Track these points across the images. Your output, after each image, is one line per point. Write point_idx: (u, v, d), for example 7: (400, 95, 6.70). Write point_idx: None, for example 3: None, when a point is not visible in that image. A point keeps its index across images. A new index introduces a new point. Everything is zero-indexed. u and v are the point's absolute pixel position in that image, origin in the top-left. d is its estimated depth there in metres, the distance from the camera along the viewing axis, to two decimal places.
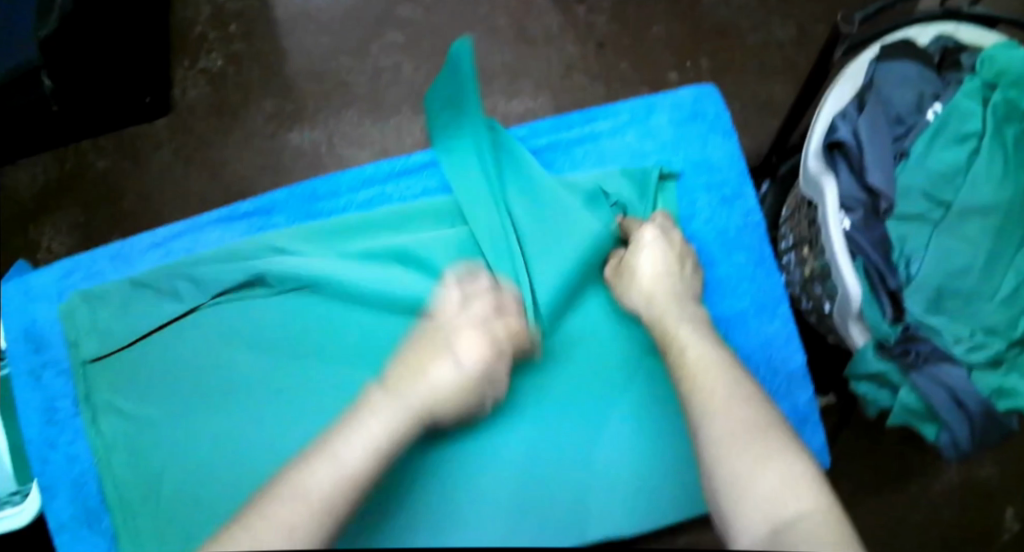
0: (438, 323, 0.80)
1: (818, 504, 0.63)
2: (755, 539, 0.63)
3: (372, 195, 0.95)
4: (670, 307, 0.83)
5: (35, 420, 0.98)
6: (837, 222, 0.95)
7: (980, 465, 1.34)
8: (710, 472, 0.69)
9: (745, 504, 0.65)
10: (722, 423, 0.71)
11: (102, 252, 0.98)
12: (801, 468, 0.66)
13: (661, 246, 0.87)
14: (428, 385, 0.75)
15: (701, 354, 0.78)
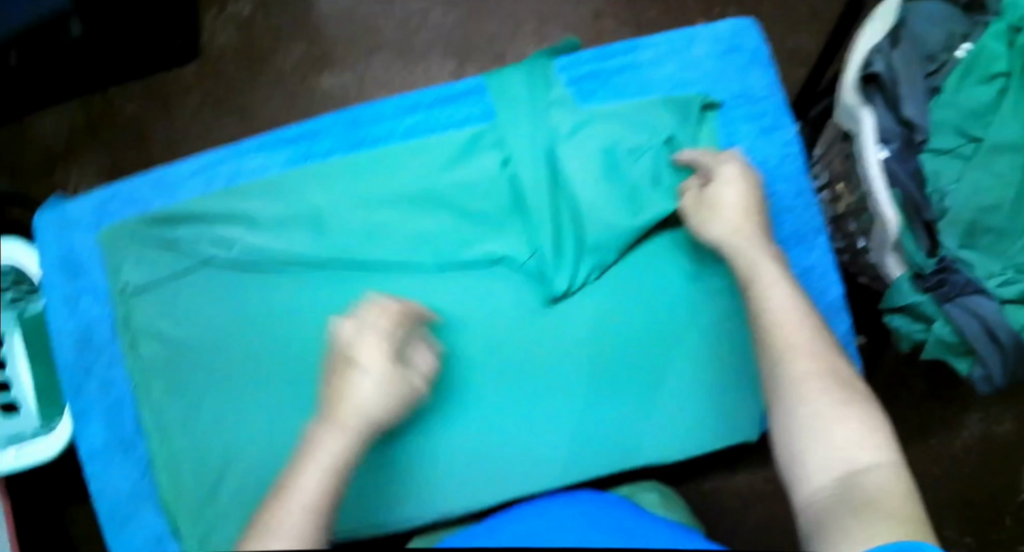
0: (338, 354, 0.74)
1: (890, 458, 0.67)
2: (825, 484, 0.67)
3: (420, 122, 0.90)
4: (744, 250, 0.79)
5: (69, 347, 0.97)
6: (873, 151, 0.94)
7: (999, 422, 1.40)
8: (786, 411, 0.72)
9: (815, 451, 0.68)
10: (804, 365, 0.72)
11: (143, 178, 0.94)
12: (876, 422, 0.69)
13: (737, 189, 0.81)
14: (360, 405, 0.72)
15: (780, 288, 0.77)
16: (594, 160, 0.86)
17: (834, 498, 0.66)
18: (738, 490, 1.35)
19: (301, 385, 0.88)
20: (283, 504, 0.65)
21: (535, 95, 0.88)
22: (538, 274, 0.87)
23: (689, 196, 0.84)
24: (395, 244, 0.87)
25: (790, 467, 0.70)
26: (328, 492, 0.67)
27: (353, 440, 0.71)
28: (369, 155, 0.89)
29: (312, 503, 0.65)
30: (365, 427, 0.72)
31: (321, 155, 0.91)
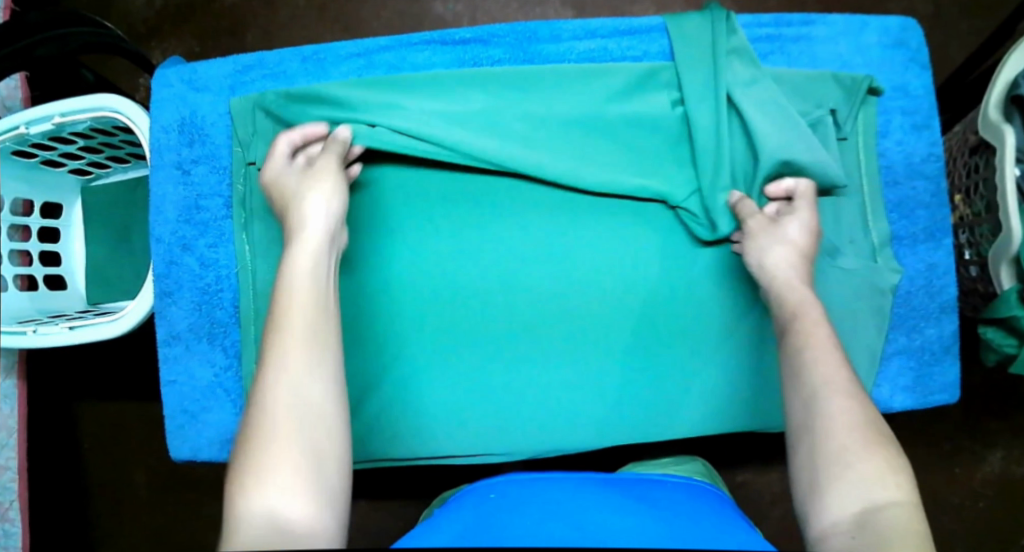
0: (292, 184, 0.82)
1: (906, 501, 0.65)
2: (840, 521, 0.66)
3: (597, 49, 0.91)
4: (797, 287, 0.79)
5: (169, 216, 0.93)
6: (1009, 166, 0.95)
7: (1021, 464, 1.35)
8: (807, 445, 0.70)
9: (836, 485, 0.67)
10: (835, 399, 0.71)
11: (293, 52, 0.92)
12: (900, 465, 0.67)
13: (804, 228, 0.83)
14: (311, 211, 0.78)
15: (817, 326, 0.76)
16: (764, 112, 0.88)
17: (848, 535, 0.65)
18: (771, 488, 1.27)
19: (428, 291, 0.89)
20: (269, 419, 0.66)
21: (713, 43, 0.89)
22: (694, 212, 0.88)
23: (755, 222, 0.84)
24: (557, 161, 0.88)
25: (808, 500, 0.69)
26: (301, 399, 0.67)
27: (317, 254, 0.76)
28: (543, 71, 0.90)
29: (282, 406, 0.66)
30: (319, 309, 0.72)
31: (491, 63, 0.91)
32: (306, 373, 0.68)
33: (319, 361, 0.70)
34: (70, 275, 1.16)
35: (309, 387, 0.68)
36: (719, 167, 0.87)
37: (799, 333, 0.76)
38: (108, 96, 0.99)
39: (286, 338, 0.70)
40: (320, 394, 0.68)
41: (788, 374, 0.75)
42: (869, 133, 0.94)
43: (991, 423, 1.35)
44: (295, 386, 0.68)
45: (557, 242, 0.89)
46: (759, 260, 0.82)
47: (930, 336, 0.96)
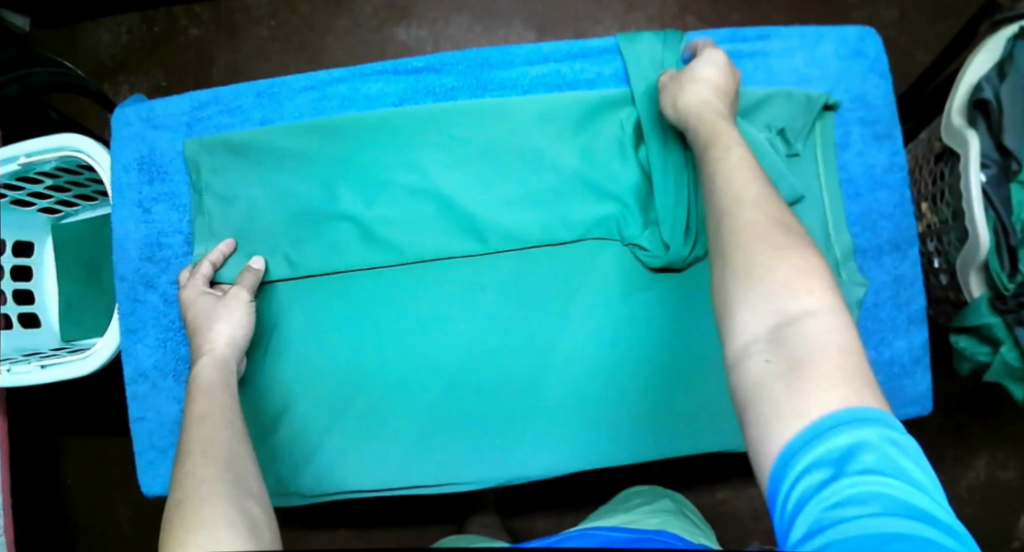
0: (196, 308, 0.84)
1: (829, 321, 0.63)
2: (756, 341, 0.64)
3: (549, 74, 0.91)
4: (717, 117, 0.80)
5: (131, 254, 0.93)
6: (976, 172, 0.95)
7: (1005, 468, 1.35)
8: (728, 263, 0.68)
9: (754, 292, 0.65)
10: (746, 212, 0.70)
11: (248, 88, 0.92)
12: (825, 286, 0.65)
13: (718, 69, 0.84)
14: (217, 334, 0.82)
15: (737, 166, 0.74)
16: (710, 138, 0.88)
17: (765, 356, 0.62)
18: (753, 503, 1.26)
19: (389, 322, 0.89)
20: (195, 490, 0.67)
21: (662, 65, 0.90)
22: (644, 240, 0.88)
23: (670, 84, 0.85)
24: (506, 190, 0.89)
25: (725, 321, 0.67)
26: (224, 474, 0.69)
27: (223, 364, 0.81)
28: (496, 103, 0.89)
29: (207, 480, 0.68)
30: (228, 397, 0.78)
31: (443, 92, 0.91)
32: (227, 455, 0.71)
33: (228, 419, 0.75)
34: (43, 312, 1.14)
35: (230, 469, 0.70)
36: (670, 192, 0.87)
37: (716, 161, 0.75)
38: (73, 136, 0.99)
39: (205, 429, 0.73)
40: (244, 472, 0.70)
41: (705, 189, 0.75)
42: (827, 145, 0.94)
43: (974, 428, 1.35)
44: (206, 439, 0.72)
45: (519, 270, 0.89)
46: (682, 104, 0.83)
47: (900, 347, 0.95)
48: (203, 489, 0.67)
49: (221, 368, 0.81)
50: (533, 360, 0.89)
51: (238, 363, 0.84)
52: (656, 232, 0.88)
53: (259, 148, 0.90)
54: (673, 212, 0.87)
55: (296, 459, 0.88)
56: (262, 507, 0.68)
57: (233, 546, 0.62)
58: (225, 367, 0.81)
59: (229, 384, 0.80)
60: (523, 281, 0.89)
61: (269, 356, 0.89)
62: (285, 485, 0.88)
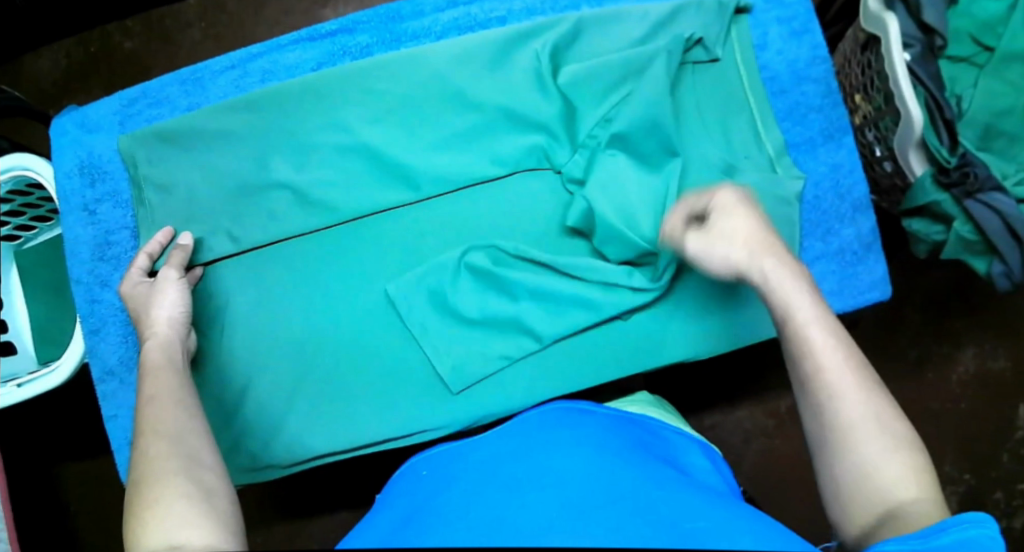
0: (136, 298, 0.85)
1: (933, 498, 0.63)
2: (868, 522, 0.64)
3: (461, 17, 0.94)
4: (783, 267, 0.76)
5: (84, 256, 0.95)
6: (898, 51, 0.94)
7: (994, 358, 1.35)
8: (827, 452, 0.68)
9: (857, 482, 0.65)
10: (853, 410, 0.67)
11: (172, 77, 0.94)
12: (917, 448, 0.65)
13: (743, 223, 0.78)
14: (159, 316, 0.83)
15: (815, 327, 0.71)
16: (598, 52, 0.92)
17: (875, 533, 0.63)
18: (742, 426, 1.28)
19: (337, 283, 0.91)
20: (150, 469, 0.67)
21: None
22: (575, 178, 0.91)
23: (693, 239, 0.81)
24: (432, 135, 0.91)
25: (835, 511, 0.67)
26: (180, 451, 0.69)
27: (168, 344, 0.81)
28: (412, 54, 0.90)
29: (160, 457, 0.68)
30: (181, 370, 0.79)
31: (359, 50, 0.93)
32: (179, 424, 0.72)
33: (179, 393, 0.76)
34: (18, 339, 1.14)
35: (186, 445, 0.70)
36: (579, 114, 0.91)
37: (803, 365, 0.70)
38: (24, 154, 1.00)
39: (157, 408, 0.73)
40: (200, 448, 0.71)
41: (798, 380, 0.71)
42: (746, 50, 0.95)
43: (955, 322, 1.35)
44: (159, 415, 0.72)
45: (459, 213, 0.92)
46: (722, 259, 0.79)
47: (848, 236, 0.96)
48: (156, 467, 0.67)
49: (166, 345, 0.81)
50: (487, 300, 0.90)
51: (184, 339, 0.84)
52: (586, 153, 0.91)
53: (188, 134, 0.92)
54: (579, 127, 0.91)
55: (267, 430, 0.90)
56: (219, 477, 0.69)
57: (190, 523, 0.63)
58: (172, 345, 0.81)
59: (176, 362, 0.79)
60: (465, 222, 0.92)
61: (229, 334, 0.91)
62: (260, 456, 0.90)
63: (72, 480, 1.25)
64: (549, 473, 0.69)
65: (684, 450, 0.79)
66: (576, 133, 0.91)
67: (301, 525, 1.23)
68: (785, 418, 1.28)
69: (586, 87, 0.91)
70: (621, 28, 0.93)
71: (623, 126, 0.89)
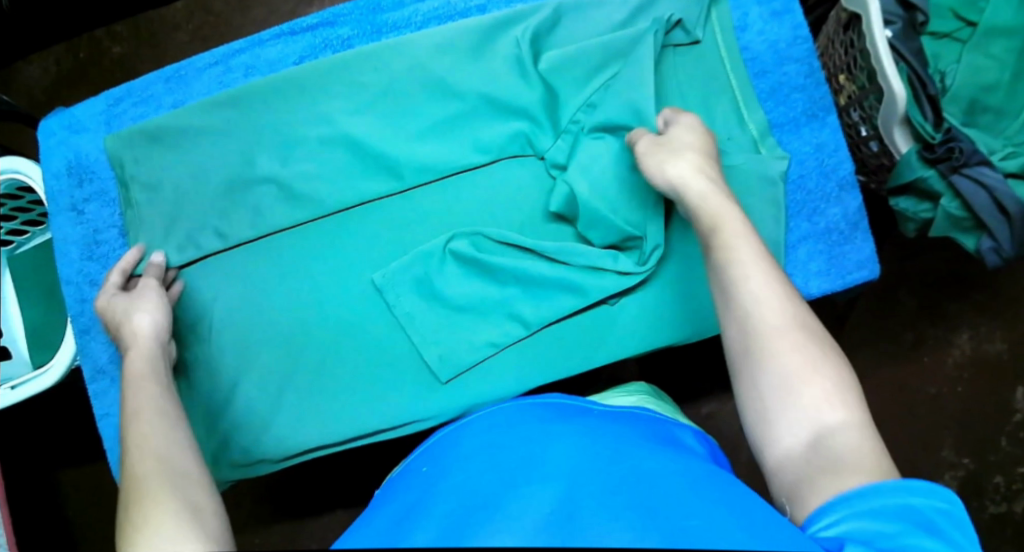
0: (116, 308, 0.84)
1: (858, 417, 0.62)
2: (794, 445, 0.63)
3: (441, 7, 0.94)
4: (711, 195, 0.76)
5: (72, 256, 0.95)
6: (879, 28, 0.94)
7: (990, 340, 1.34)
8: (749, 372, 0.66)
9: (784, 402, 0.64)
10: (775, 326, 0.66)
11: (156, 76, 0.95)
12: (841, 368, 0.65)
13: (691, 130, 0.83)
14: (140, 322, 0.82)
15: (743, 249, 0.71)
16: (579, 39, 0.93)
17: (802, 459, 0.62)
18: (738, 414, 1.28)
19: (325, 276, 0.91)
20: (141, 484, 0.65)
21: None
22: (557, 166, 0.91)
23: (644, 142, 0.83)
24: (415, 125, 0.91)
25: (759, 435, 0.66)
26: (166, 462, 0.67)
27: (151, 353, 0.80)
28: (392, 44, 0.91)
29: (153, 473, 0.65)
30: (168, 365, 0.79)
31: (340, 42, 0.94)
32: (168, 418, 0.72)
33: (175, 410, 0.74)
34: (12, 344, 1.15)
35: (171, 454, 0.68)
36: (562, 100, 0.91)
37: (729, 286, 0.70)
38: (14, 158, 1.00)
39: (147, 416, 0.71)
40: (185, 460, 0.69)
41: (720, 293, 0.71)
42: (726, 31, 0.94)
43: (950, 305, 1.35)
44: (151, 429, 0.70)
45: (445, 202, 0.92)
46: (663, 174, 0.80)
47: (834, 216, 0.96)
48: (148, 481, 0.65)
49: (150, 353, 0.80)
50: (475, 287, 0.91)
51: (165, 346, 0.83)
52: (569, 140, 0.91)
53: (172, 131, 0.92)
54: (561, 113, 0.91)
55: (258, 424, 0.90)
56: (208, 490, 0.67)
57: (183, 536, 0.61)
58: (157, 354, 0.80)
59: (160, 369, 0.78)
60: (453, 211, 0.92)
61: (218, 329, 0.91)
62: (251, 451, 0.90)
63: (72, 485, 1.25)
64: (539, 465, 0.65)
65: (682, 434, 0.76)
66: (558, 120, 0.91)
67: (299, 525, 1.23)
68: None
69: (568, 72, 0.91)
70: (601, 12, 0.93)
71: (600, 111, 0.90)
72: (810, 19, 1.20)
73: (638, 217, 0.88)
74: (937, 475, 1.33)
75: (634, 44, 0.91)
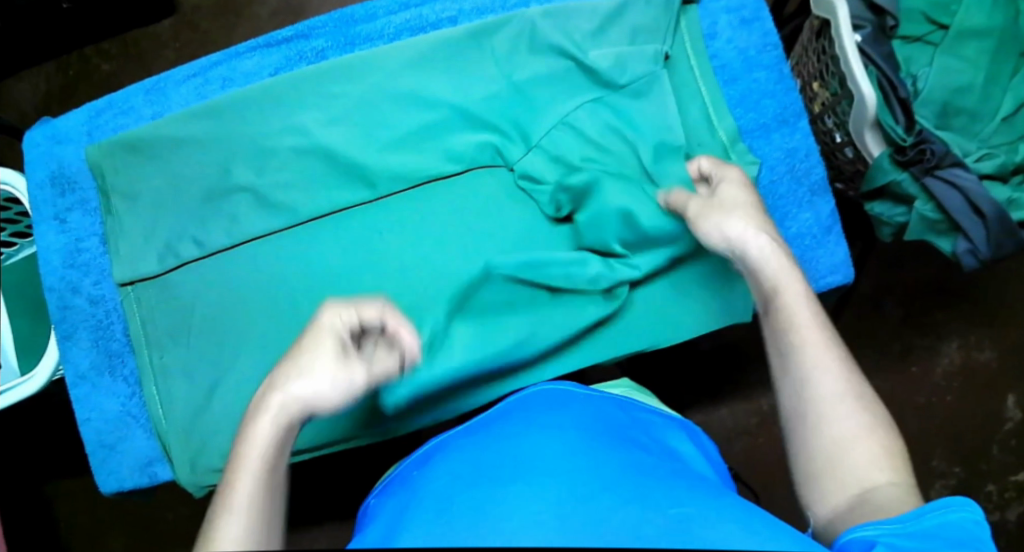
0: (311, 332, 0.70)
1: (902, 479, 0.67)
2: (838, 504, 0.67)
3: (413, 19, 0.97)
4: (774, 257, 0.77)
5: (55, 264, 0.96)
6: (848, 32, 0.95)
7: (978, 349, 1.34)
8: (800, 431, 0.71)
9: (835, 462, 0.68)
10: (826, 386, 0.70)
11: (135, 88, 0.97)
12: (888, 432, 0.69)
13: (733, 185, 0.83)
14: (305, 373, 0.69)
15: (802, 308, 0.75)
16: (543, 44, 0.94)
17: (845, 515, 0.67)
18: (725, 424, 1.29)
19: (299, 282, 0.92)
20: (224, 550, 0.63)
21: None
22: (527, 175, 0.92)
23: (695, 204, 0.83)
24: (388, 134, 0.93)
25: (803, 487, 0.70)
26: (269, 483, 0.66)
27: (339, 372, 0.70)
28: (367, 57, 0.93)
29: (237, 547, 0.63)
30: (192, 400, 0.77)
31: (315, 54, 0.96)
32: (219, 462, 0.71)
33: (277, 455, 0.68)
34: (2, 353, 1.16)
35: (269, 472, 0.67)
36: (533, 109, 0.93)
37: (785, 344, 0.74)
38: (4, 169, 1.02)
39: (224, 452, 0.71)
40: (277, 482, 0.67)
41: (778, 354, 0.74)
42: (695, 41, 0.97)
43: (938, 313, 1.35)
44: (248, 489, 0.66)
45: (417, 212, 0.92)
46: (720, 234, 0.80)
47: (806, 221, 0.96)
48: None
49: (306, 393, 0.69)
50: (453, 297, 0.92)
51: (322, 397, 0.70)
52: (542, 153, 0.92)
53: (152, 142, 0.94)
54: (529, 123, 0.92)
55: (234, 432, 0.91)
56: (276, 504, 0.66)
57: None
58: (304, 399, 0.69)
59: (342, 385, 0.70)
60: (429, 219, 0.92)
61: (200, 336, 0.93)
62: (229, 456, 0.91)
63: (62, 499, 1.27)
64: (518, 463, 0.67)
65: (665, 431, 0.79)
66: (532, 127, 0.92)
67: None
68: (767, 416, 1.28)
69: (539, 82, 0.93)
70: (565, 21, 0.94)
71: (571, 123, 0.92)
72: (783, 33, 1.21)
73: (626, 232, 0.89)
74: (927, 485, 1.33)
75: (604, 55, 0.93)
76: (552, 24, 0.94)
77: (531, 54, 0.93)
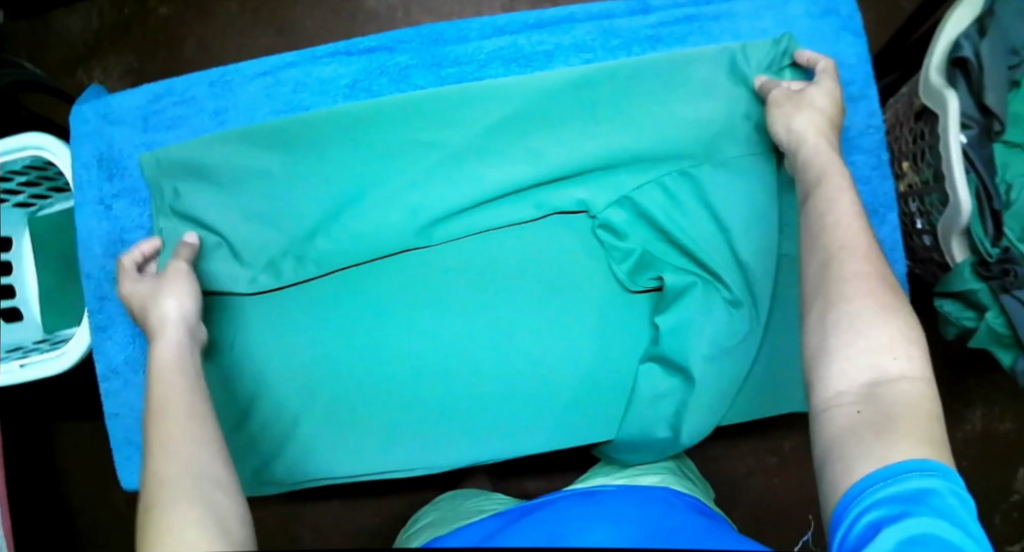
0: (135, 286, 0.83)
1: (918, 373, 0.65)
2: (847, 390, 0.66)
3: (507, 47, 0.93)
4: (825, 152, 0.80)
5: (95, 251, 0.93)
6: (955, 133, 0.90)
7: (1001, 420, 1.30)
8: (818, 314, 0.70)
9: (853, 342, 0.67)
10: (850, 264, 0.71)
11: (199, 78, 0.92)
12: (912, 327, 0.67)
13: (828, 94, 0.83)
14: (163, 303, 0.80)
15: (840, 195, 0.75)
16: (635, 93, 0.89)
17: (858, 396, 0.65)
18: (743, 461, 1.27)
19: (356, 304, 0.91)
20: (164, 487, 0.64)
21: (586, 37, 0.93)
22: (606, 237, 0.90)
23: (781, 91, 0.85)
24: (463, 175, 0.89)
25: (811, 370, 0.69)
26: (197, 413, 0.70)
27: (178, 345, 0.77)
28: (454, 87, 0.89)
29: (177, 470, 0.65)
30: (183, 367, 0.75)
31: (397, 71, 0.92)
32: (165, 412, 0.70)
33: (195, 387, 0.73)
34: (24, 305, 1.09)
35: (189, 400, 0.71)
36: (622, 170, 0.89)
37: (821, 219, 0.75)
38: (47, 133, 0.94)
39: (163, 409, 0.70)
40: (200, 403, 0.72)
41: (811, 236, 0.75)
42: None
43: (970, 380, 1.30)
44: (184, 422, 0.69)
45: (489, 263, 0.91)
46: (791, 122, 0.83)
47: None
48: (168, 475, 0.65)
49: (177, 321, 0.79)
50: (513, 352, 0.90)
51: (193, 331, 0.81)
52: (626, 215, 0.89)
53: (214, 144, 0.89)
54: (610, 186, 0.89)
55: (271, 448, 0.89)
56: (234, 506, 0.64)
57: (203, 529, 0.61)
58: (181, 320, 0.79)
59: (187, 359, 0.76)
60: (502, 265, 0.91)
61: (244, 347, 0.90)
62: (261, 473, 0.89)
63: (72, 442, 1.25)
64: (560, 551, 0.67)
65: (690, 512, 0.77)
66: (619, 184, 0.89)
67: (293, 508, 1.24)
68: (786, 457, 1.27)
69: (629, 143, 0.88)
70: (658, 72, 0.89)
71: (656, 193, 0.88)
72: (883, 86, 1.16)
73: (707, 327, 0.86)
74: None
75: (703, 127, 0.88)
76: (648, 80, 0.90)
77: (620, 109, 0.89)
